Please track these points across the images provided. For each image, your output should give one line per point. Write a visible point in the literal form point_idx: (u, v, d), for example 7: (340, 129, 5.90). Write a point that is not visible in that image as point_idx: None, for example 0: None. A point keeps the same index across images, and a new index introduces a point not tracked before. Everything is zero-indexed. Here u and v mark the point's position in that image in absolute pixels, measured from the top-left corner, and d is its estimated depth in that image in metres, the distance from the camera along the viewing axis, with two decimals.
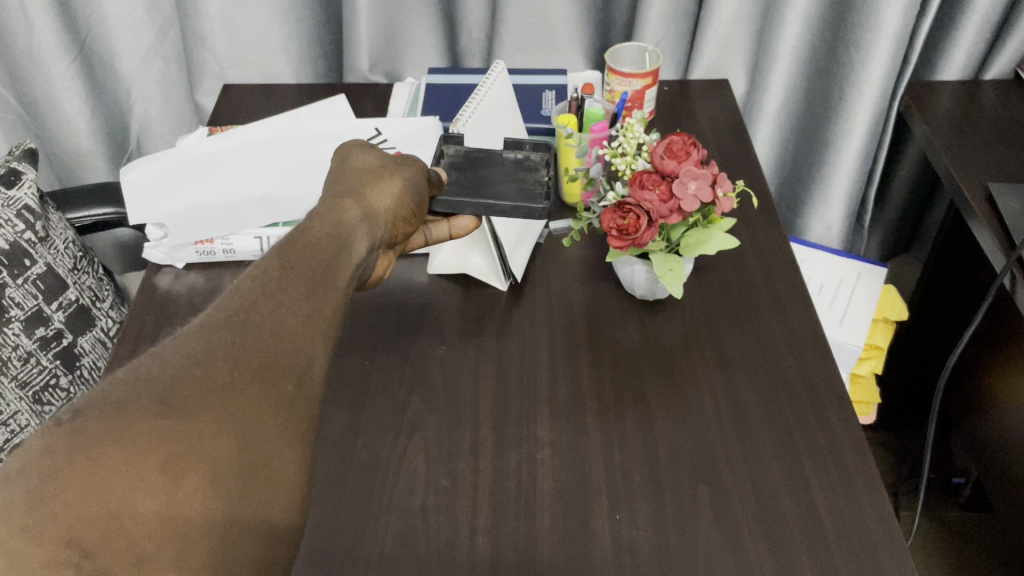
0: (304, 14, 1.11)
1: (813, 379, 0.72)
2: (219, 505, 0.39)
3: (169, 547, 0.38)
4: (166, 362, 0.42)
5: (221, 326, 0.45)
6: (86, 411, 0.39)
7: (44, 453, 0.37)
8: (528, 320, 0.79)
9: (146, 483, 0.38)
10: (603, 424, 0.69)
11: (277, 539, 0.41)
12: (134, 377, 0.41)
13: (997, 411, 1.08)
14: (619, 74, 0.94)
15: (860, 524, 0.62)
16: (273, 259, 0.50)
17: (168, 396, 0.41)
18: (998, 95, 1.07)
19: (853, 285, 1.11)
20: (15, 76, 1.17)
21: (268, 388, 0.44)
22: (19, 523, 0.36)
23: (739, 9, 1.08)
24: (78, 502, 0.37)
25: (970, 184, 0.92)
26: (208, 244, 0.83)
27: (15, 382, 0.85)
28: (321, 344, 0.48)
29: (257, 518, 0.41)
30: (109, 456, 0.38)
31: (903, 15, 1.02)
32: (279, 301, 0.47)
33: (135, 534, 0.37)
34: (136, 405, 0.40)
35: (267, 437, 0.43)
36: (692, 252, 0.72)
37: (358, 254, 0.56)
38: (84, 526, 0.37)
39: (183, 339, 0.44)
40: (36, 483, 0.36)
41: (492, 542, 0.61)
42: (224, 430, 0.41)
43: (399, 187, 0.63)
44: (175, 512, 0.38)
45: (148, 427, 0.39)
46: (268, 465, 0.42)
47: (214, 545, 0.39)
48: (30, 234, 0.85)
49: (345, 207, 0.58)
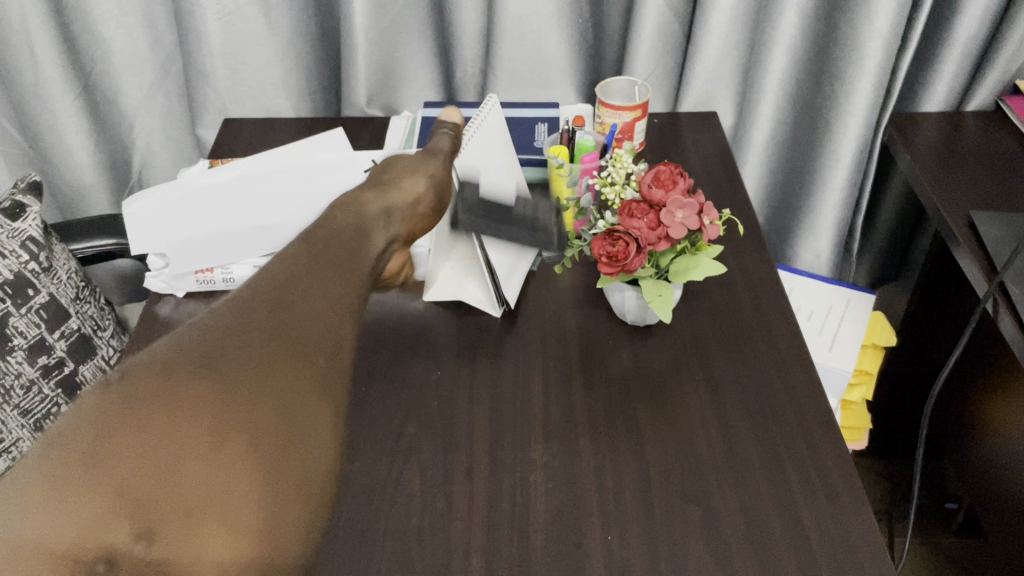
0: (304, 51, 1.15)
1: (800, 401, 0.74)
2: (262, 466, 0.42)
3: (214, 501, 0.40)
4: (203, 335, 0.45)
5: (252, 306, 0.48)
6: (134, 375, 0.42)
7: (97, 411, 0.41)
8: (521, 346, 0.80)
9: (190, 442, 0.41)
10: (595, 446, 0.70)
11: (315, 496, 0.43)
12: (173, 347, 0.44)
13: (986, 438, 1.09)
14: (609, 107, 0.97)
15: (849, 546, 0.63)
16: (302, 247, 0.54)
17: (210, 364, 0.44)
18: (979, 125, 1.10)
19: (842, 312, 1.13)
20: (20, 113, 1.20)
21: (300, 362, 0.47)
22: (74, 479, 0.39)
23: (726, 44, 1.11)
24: (130, 457, 0.40)
25: (953, 213, 0.95)
26: (209, 273, 0.86)
27: (17, 411, 0.86)
28: (347, 328, 0.51)
29: (298, 480, 0.43)
30: (158, 417, 0.41)
31: (884, 49, 1.05)
32: (308, 284, 0.51)
33: (183, 488, 0.40)
34: (179, 372, 0.43)
35: (303, 408, 0.45)
36: (681, 279, 0.74)
37: (378, 244, 0.62)
38: (136, 481, 0.39)
39: (219, 313, 0.47)
40: (89, 443, 0.40)
41: (487, 562, 0.62)
42: (261, 398, 0.44)
43: (423, 185, 0.70)
44: (221, 470, 0.41)
45: (191, 389, 0.43)
46: (306, 429, 0.44)
47: (262, 501, 0.41)
48: (34, 264, 0.87)
49: (367, 214, 0.64)
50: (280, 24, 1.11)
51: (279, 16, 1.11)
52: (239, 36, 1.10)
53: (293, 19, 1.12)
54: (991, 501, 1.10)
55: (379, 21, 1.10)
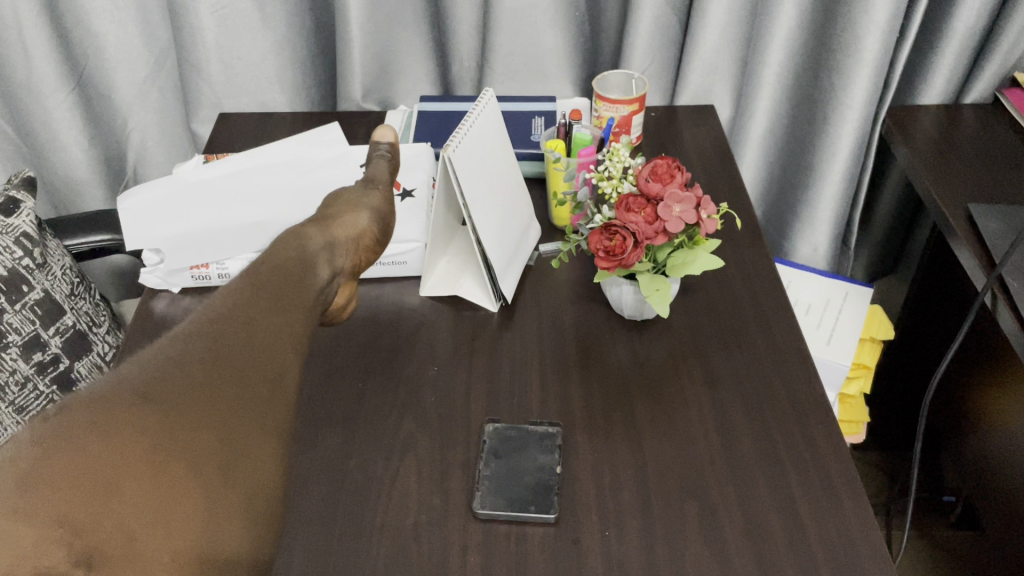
0: (299, 45, 1.15)
1: (798, 395, 0.74)
2: (206, 492, 0.42)
3: (156, 528, 0.40)
4: (145, 364, 0.45)
5: (196, 335, 0.48)
6: (73, 406, 0.42)
7: (33, 442, 0.39)
8: (518, 342, 0.80)
9: (131, 468, 0.40)
10: (593, 442, 0.70)
11: (256, 522, 0.44)
12: (115, 379, 0.44)
13: (984, 430, 1.09)
14: (606, 100, 0.96)
15: (848, 542, 0.63)
16: (241, 282, 0.53)
17: (151, 392, 0.43)
18: (978, 117, 1.09)
19: (840, 305, 1.12)
20: (15, 109, 1.19)
21: (244, 388, 0.47)
22: (10, 504, 0.37)
23: (723, 36, 1.11)
24: (69, 484, 0.39)
25: (951, 207, 0.94)
26: (204, 269, 0.87)
27: (11, 407, 0.86)
28: (294, 355, 0.51)
29: (240, 507, 0.43)
30: (97, 444, 0.40)
31: (882, 42, 1.05)
32: (253, 316, 0.51)
33: (123, 515, 0.39)
34: (119, 401, 0.42)
35: (247, 434, 0.45)
36: (678, 273, 0.74)
37: (322, 278, 0.60)
38: (74, 507, 0.38)
39: (160, 346, 0.47)
40: (24, 467, 0.38)
41: (485, 558, 0.62)
42: (204, 424, 0.44)
43: (367, 219, 0.70)
44: (162, 496, 0.40)
45: (131, 418, 0.42)
46: (249, 458, 0.45)
47: (203, 526, 0.41)
48: (28, 260, 0.87)
49: (308, 237, 0.62)
50: (275, 18, 1.10)
51: (274, 9, 1.10)
52: (233, 30, 1.10)
53: (288, 12, 1.11)
54: (989, 493, 1.10)
55: (375, 14, 1.09)
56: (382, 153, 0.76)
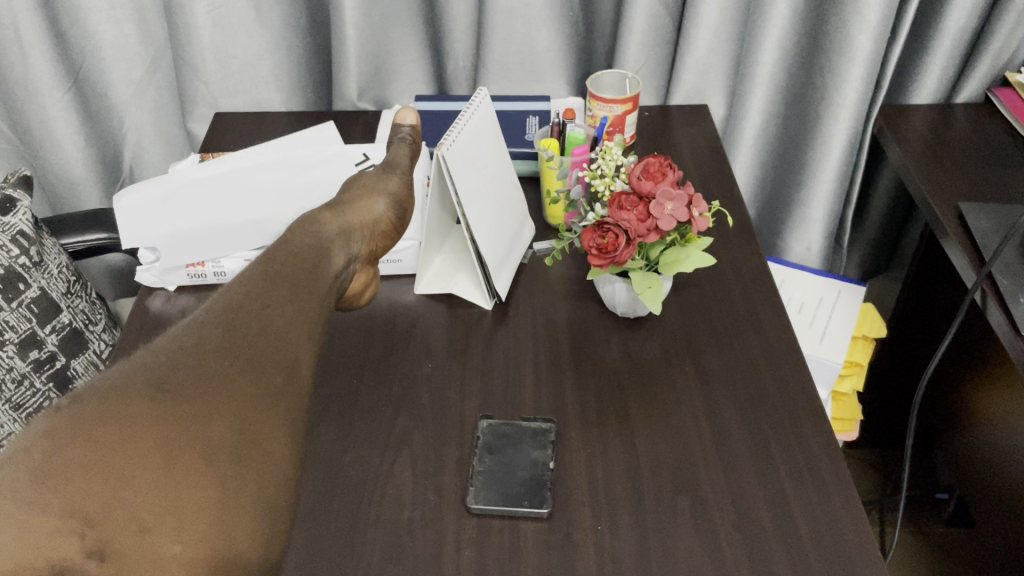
0: (294, 45, 1.15)
1: (790, 392, 0.75)
2: (219, 480, 0.42)
3: (167, 519, 0.40)
4: (159, 355, 0.46)
5: (212, 323, 0.48)
6: (86, 397, 0.42)
7: (44, 435, 0.40)
8: (511, 339, 0.80)
9: (144, 458, 0.41)
10: (586, 438, 0.71)
11: (275, 508, 0.44)
12: (129, 368, 0.45)
13: (976, 428, 1.10)
14: (600, 100, 0.97)
15: (837, 535, 0.64)
16: (258, 267, 0.54)
17: (165, 383, 0.44)
18: (969, 116, 1.10)
19: (833, 304, 1.13)
20: (11, 109, 1.19)
21: (260, 377, 0.47)
22: (23, 496, 0.38)
23: (716, 36, 1.11)
24: (79, 477, 0.39)
25: (942, 205, 0.95)
26: (200, 267, 0.87)
27: (7, 405, 0.86)
28: (309, 341, 0.52)
29: (256, 495, 0.44)
30: (109, 435, 0.41)
31: (873, 41, 1.06)
32: (268, 302, 0.51)
33: (135, 507, 0.40)
34: (135, 391, 0.43)
35: (259, 423, 0.46)
36: (670, 270, 0.74)
37: (338, 264, 0.60)
38: (85, 499, 0.39)
39: (175, 335, 0.48)
40: (36, 461, 0.39)
41: (478, 552, 0.63)
42: (216, 415, 0.44)
43: (384, 206, 0.70)
44: (174, 487, 0.41)
45: (144, 409, 0.42)
46: (263, 447, 0.45)
47: (219, 515, 0.42)
48: (24, 259, 0.87)
49: (323, 222, 0.63)
50: (270, 18, 1.11)
51: (269, 9, 1.10)
52: (229, 29, 1.10)
53: (284, 12, 1.11)
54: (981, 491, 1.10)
55: (370, 14, 1.09)
56: (404, 137, 0.77)
